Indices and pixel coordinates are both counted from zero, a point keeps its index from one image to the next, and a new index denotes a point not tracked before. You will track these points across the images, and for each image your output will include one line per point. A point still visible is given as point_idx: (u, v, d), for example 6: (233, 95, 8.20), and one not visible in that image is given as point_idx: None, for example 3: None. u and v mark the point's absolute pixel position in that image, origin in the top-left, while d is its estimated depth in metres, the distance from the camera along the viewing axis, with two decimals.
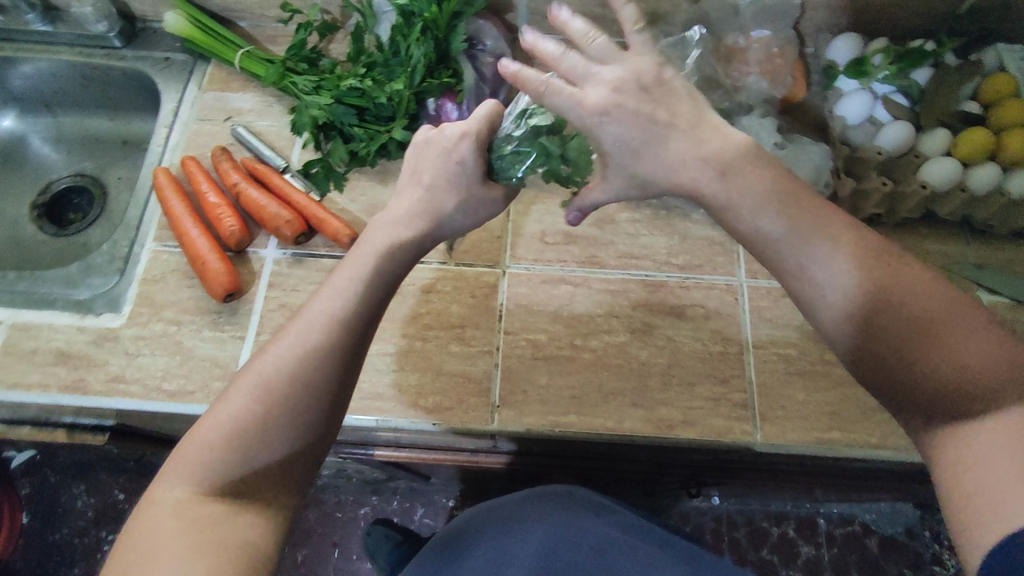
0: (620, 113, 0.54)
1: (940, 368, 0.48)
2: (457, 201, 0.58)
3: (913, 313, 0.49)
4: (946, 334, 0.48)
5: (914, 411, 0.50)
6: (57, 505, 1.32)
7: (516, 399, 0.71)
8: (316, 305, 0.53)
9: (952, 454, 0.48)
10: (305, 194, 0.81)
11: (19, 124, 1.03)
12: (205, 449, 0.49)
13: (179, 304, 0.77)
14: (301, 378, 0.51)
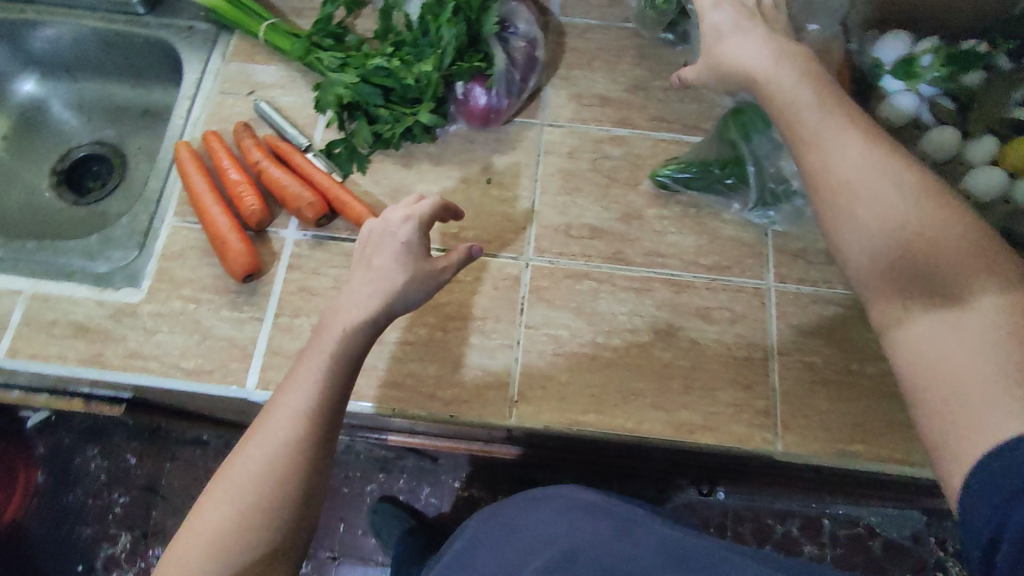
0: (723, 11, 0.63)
1: (917, 246, 0.47)
2: (408, 275, 0.58)
3: (895, 194, 0.48)
4: (925, 213, 0.47)
5: (887, 291, 0.48)
6: (71, 467, 1.34)
7: (535, 394, 0.71)
8: (271, 417, 0.53)
9: (923, 338, 0.45)
10: (327, 174, 0.79)
11: (40, 88, 1.01)
12: (184, 560, 0.49)
13: (198, 282, 0.76)
14: (265, 482, 0.51)
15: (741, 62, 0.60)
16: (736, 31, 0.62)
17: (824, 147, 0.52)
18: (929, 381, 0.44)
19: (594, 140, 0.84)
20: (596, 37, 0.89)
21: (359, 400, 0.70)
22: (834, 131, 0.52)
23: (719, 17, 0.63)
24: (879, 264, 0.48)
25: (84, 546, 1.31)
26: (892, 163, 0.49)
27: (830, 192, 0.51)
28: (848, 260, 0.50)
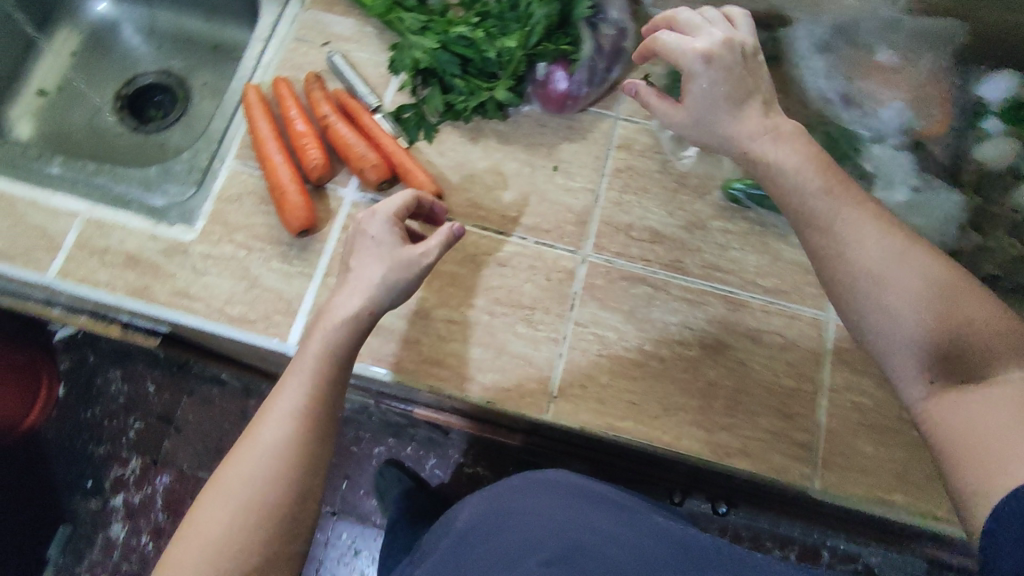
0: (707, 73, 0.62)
1: (942, 324, 0.49)
2: (388, 266, 0.61)
3: (915, 277, 0.51)
4: (944, 292, 0.50)
5: (912, 369, 0.51)
6: (92, 385, 1.31)
7: (576, 393, 0.69)
8: (264, 423, 0.54)
9: (952, 410, 0.48)
10: (394, 139, 0.77)
11: (116, 10, 1.01)
12: (182, 562, 0.48)
13: (251, 229, 0.74)
14: (263, 478, 0.51)
15: (736, 135, 0.63)
16: (731, 102, 0.62)
17: (839, 237, 0.55)
18: (960, 443, 0.46)
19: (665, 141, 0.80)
20: None
21: (398, 371, 0.70)
22: (846, 221, 0.55)
23: (707, 83, 0.62)
24: (901, 345, 0.51)
25: (95, 463, 1.27)
26: (908, 249, 0.53)
27: (842, 277, 0.54)
28: (869, 341, 0.53)
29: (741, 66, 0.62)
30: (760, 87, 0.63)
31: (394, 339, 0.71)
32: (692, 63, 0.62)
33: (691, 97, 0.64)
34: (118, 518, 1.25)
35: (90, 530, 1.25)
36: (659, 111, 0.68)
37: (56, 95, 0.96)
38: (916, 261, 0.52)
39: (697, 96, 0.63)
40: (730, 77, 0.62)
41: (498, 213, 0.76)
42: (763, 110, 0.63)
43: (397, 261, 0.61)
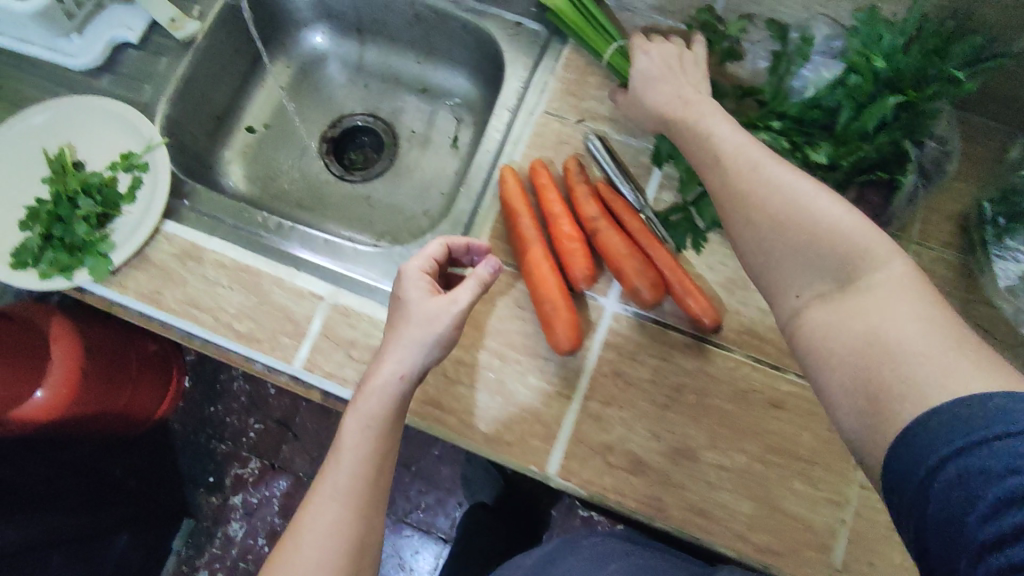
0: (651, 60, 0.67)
1: (812, 236, 0.47)
2: (413, 323, 0.60)
3: (786, 201, 0.49)
4: (811, 205, 0.48)
5: (790, 288, 0.49)
6: (216, 381, 1.62)
7: (862, 569, 0.62)
8: (309, 508, 0.56)
9: (823, 325, 0.46)
10: (662, 248, 0.69)
11: (325, 43, 0.94)
12: None
13: (505, 335, 0.69)
14: (319, 558, 0.54)
15: (655, 106, 0.65)
16: (658, 82, 0.65)
17: (734, 174, 0.53)
18: (827, 360, 0.45)
19: (972, 279, 0.68)
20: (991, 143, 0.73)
21: (662, 518, 0.64)
22: (727, 156, 0.55)
23: (643, 67, 0.67)
24: (781, 268, 0.50)
25: (219, 460, 1.59)
26: (788, 175, 0.51)
27: (727, 211, 0.53)
28: (757, 269, 0.52)
29: (682, 63, 0.66)
30: (694, 79, 0.64)
31: (658, 481, 0.65)
32: (636, 51, 0.68)
33: (633, 76, 0.68)
34: (237, 515, 1.56)
35: (211, 523, 1.56)
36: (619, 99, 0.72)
37: (265, 133, 0.91)
38: (779, 186, 0.50)
39: (637, 76, 0.67)
40: (667, 63, 0.66)
41: (776, 343, 0.68)
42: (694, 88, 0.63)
43: (428, 320, 0.60)
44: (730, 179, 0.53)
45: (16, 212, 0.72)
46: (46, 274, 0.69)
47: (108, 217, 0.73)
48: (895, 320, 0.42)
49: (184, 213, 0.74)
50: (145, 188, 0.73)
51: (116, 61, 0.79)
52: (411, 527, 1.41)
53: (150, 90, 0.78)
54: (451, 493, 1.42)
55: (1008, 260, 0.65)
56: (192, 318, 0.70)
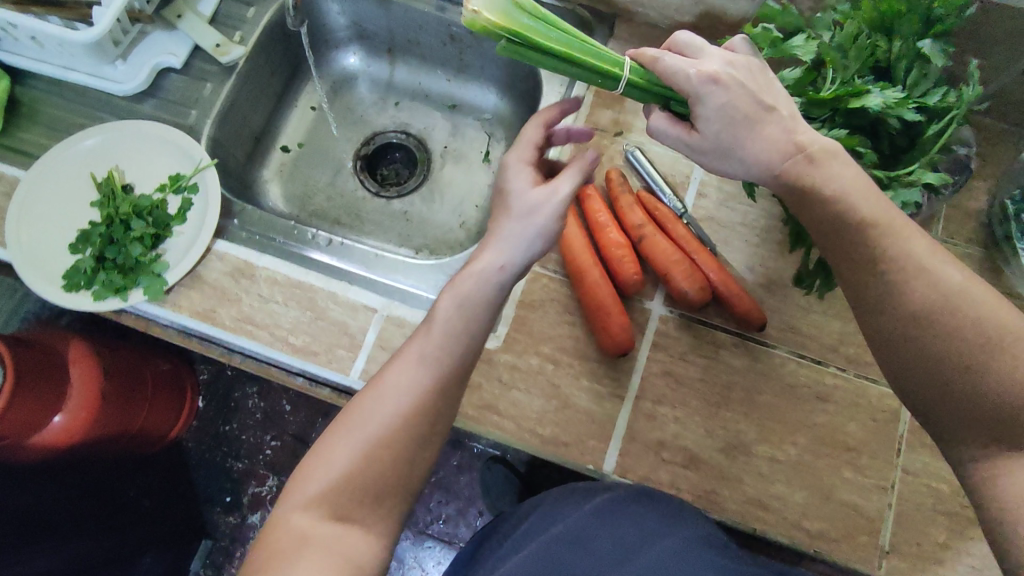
0: (730, 84, 0.54)
1: (1005, 389, 0.47)
2: (514, 214, 0.59)
3: (979, 336, 0.47)
4: (1006, 353, 0.47)
5: (963, 432, 0.49)
6: (230, 399, 1.61)
7: (911, 550, 0.65)
8: (395, 367, 0.56)
9: (1011, 482, 0.47)
10: (707, 253, 0.72)
11: (356, 63, 0.96)
12: (319, 475, 0.53)
13: (557, 340, 0.71)
14: (402, 417, 0.54)
15: (764, 159, 0.54)
16: (746, 125, 0.53)
17: (911, 295, 0.49)
18: (1010, 511, 0.47)
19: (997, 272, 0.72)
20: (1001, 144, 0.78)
21: (718, 510, 0.67)
22: (900, 265, 0.49)
23: (717, 105, 0.54)
24: (959, 407, 0.49)
25: (236, 478, 1.57)
26: (968, 285, 0.49)
27: (894, 333, 0.50)
28: (916, 397, 0.51)
29: (754, 84, 0.54)
30: (778, 104, 0.54)
31: (714, 475, 0.67)
32: (699, 84, 0.54)
33: (718, 117, 0.54)
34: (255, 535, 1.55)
35: (229, 542, 1.55)
36: (682, 141, 0.58)
37: (300, 152, 0.93)
38: (974, 321, 0.47)
39: (711, 117, 0.54)
40: (751, 92, 0.54)
41: (816, 338, 0.71)
42: (789, 124, 0.54)
43: (529, 215, 0.59)
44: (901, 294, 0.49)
45: (66, 235, 0.73)
46: (100, 296, 0.70)
47: (159, 238, 0.74)
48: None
49: (233, 232, 0.76)
50: (196, 209, 0.75)
51: (159, 86, 0.81)
52: (432, 538, 1.42)
53: (195, 113, 0.80)
54: (472, 503, 1.43)
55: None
56: (249, 334, 0.71)
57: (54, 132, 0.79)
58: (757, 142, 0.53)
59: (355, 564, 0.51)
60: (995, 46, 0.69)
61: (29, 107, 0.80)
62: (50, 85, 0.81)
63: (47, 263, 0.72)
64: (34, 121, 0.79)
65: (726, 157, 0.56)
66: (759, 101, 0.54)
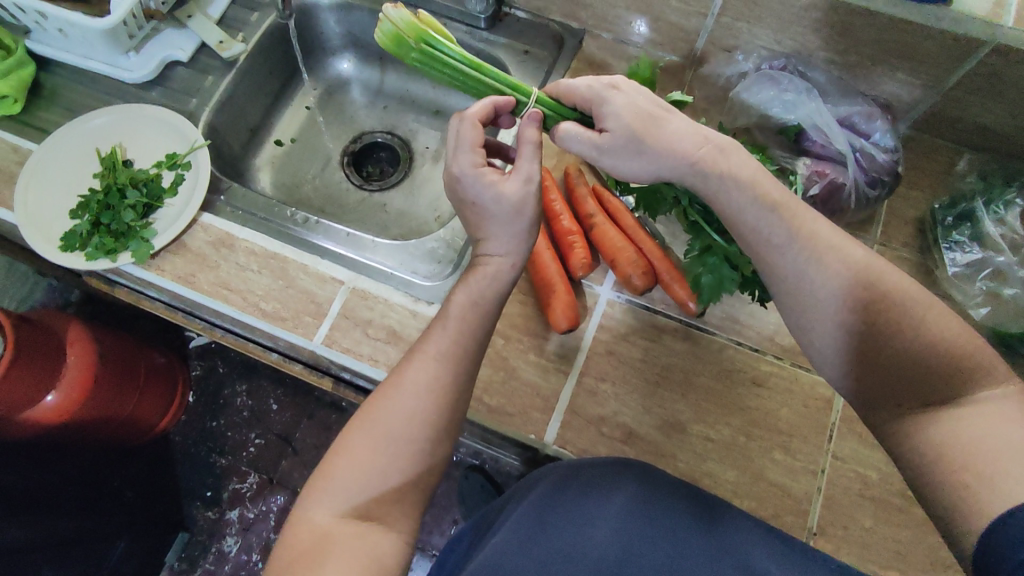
0: (628, 89, 0.61)
1: (909, 345, 0.50)
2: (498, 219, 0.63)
3: (883, 300, 0.52)
4: (908, 315, 0.51)
5: (882, 397, 0.53)
6: (219, 396, 1.63)
7: (837, 532, 0.68)
8: (415, 366, 0.60)
9: (926, 436, 0.49)
10: (654, 241, 0.78)
11: (350, 69, 1.05)
12: (342, 476, 0.56)
13: (509, 317, 0.76)
14: (418, 413, 0.58)
15: (678, 148, 0.58)
16: (652, 119, 0.60)
17: (821, 267, 0.54)
18: (925, 460, 0.49)
19: (929, 273, 0.76)
20: (939, 160, 0.83)
21: None
22: (807, 240, 0.55)
23: (624, 102, 0.60)
24: (876, 371, 0.52)
25: (218, 474, 1.57)
26: (873, 261, 0.54)
27: (812, 304, 0.55)
28: (841, 368, 0.55)
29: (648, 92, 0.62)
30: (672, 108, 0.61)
31: (650, 450, 0.71)
32: (603, 90, 0.61)
33: (626, 112, 0.60)
34: (232, 530, 1.52)
35: (207, 537, 1.52)
36: (596, 140, 0.61)
37: (291, 146, 1.01)
38: (874, 289, 0.52)
39: (620, 113, 0.60)
40: (646, 96, 0.61)
41: (755, 328, 0.75)
42: (688, 122, 0.60)
43: (501, 206, 0.62)
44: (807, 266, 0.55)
45: (68, 202, 0.80)
46: (92, 256, 0.76)
47: (151, 209, 0.80)
48: (997, 440, 0.45)
49: (220, 207, 0.83)
50: (187, 183, 0.82)
51: (167, 76, 0.89)
52: None
53: (196, 101, 0.88)
54: (447, 510, 1.45)
55: (956, 252, 0.74)
56: (224, 298, 0.76)
57: (68, 113, 0.87)
58: (667, 134, 0.59)
59: (379, 558, 0.55)
60: (923, 65, 0.75)
61: (48, 90, 0.88)
62: (70, 72, 0.89)
63: (47, 226, 0.78)
64: (51, 102, 0.87)
65: (644, 149, 0.59)
66: (653, 105, 0.61)
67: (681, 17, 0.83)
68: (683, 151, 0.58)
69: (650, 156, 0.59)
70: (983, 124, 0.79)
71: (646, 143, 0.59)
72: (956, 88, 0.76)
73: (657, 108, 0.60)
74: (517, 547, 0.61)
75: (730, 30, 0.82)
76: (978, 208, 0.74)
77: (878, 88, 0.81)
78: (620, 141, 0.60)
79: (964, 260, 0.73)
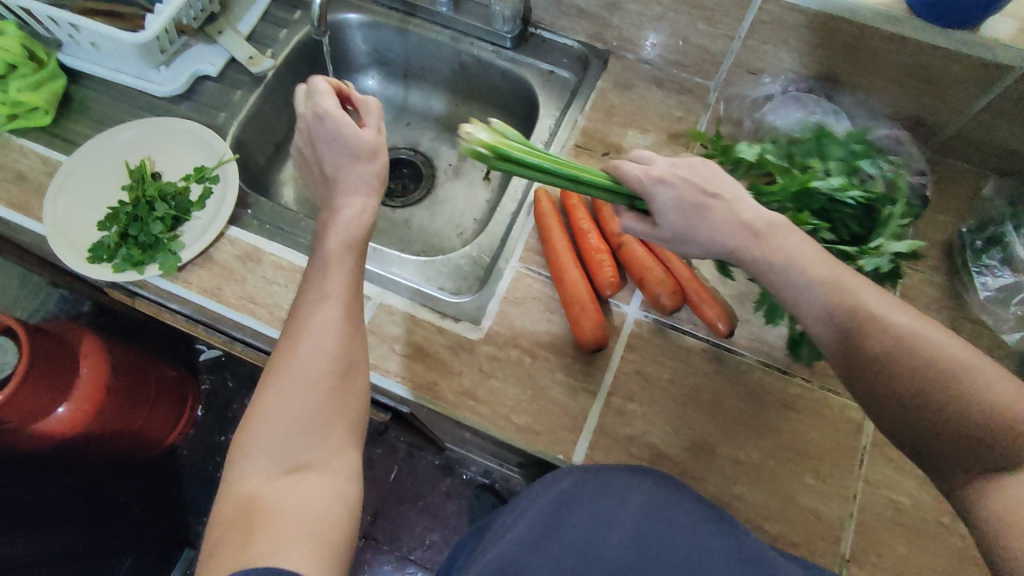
0: (675, 181, 0.58)
1: (962, 414, 0.49)
2: (356, 163, 0.65)
3: (939, 365, 0.50)
4: (959, 380, 0.50)
5: (939, 463, 0.51)
6: (228, 410, 1.61)
7: (869, 559, 0.67)
8: (307, 313, 0.60)
9: (990, 503, 0.49)
10: (685, 264, 0.78)
11: (374, 86, 1.06)
12: (264, 437, 0.55)
13: (536, 335, 0.75)
14: (317, 357, 0.58)
15: (717, 241, 0.57)
16: (699, 212, 0.57)
17: (869, 334, 0.52)
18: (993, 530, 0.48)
19: (958, 297, 0.76)
20: (964, 183, 0.83)
21: None
22: (855, 310, 0.53)
23: (671, 198, 0.58)
24: (938, 436, 0.50)
25: None
26: (920, 322, 0.52)
27: (862, 370, 0.53)
28: (899, 432, 0.53)
29: (700, 175, 0.58)
30: (723, 190, 0.58)
31: (679, 472, 0.70)
32: (649, 183, 0.59)
33: (664, 212, 0.59)
34: None
35: None
36: (652, 232, 0.61)
37: None
38: (925, 354, 0.50)
39: (668, 213, 0.58)
40: (695, 186, 0.57)
41: (782, 349, 0.75)
42: (735, 204, 0.57)
43: (349, 146, 0.64)
44: (863, 328, 0.52)
45: (96, 212, 0.80)
46: (120, 268, 0.76)
47: (178, 221, 0.80)
48: None
49: (246, 220, 0.83)
50: (214, 197, 0.82)
51: (195, 91, 0.90)
52: (415, 564, 1.38)
53: (224, 115, 0.88)
54: (457, 529, 1.42)
55: (987, 276, 0.74)
56: (250, 312, 0.76)
57: (97, 125, 0.87)
58: (711, 228, 0.57)
59: (320, 505, 0.53)
60: (949, 89, 0.76)
61: (78, 102, 0.89)
62: (100, 86, 0.90)
63: (75, 236, 0.78)
64: (81, 114, 0.88)
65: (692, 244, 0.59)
66: (700, 195, 0.57)
67: (708, 39, 0.84)
68: (722, 245, 0.57)
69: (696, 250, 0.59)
70: (1010, 148, 0.79)
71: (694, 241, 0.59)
72: (984, 112, 0.76)
73: (705, 198, 0.57)
74: (530, 546, 0.64)
75: (757, 53, 0.83)
76: (1009, 232, 0.75)
77: (904, 112, 0.82)
78: (670, 237, 0.60)
79: (997, 285, 0.73)
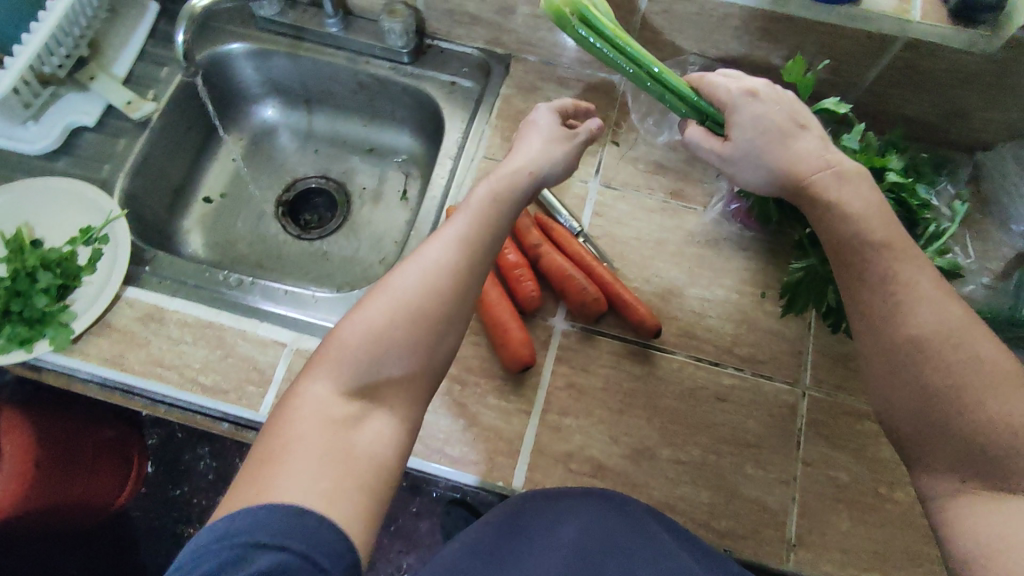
0: (764, 99, 0.61)
1: (968, 421, 0.50)
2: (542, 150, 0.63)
3: (968, 371, 0.51)
4: (974, 389, 0.50)
5: (939, 462, 0.52)
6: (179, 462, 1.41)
7: (815, 540, 0.67)
8: (428, 246, 0.56)
9: (967, 513, 0.50)
10: (608, 268, 0.76)
11: (275, 115, 1.01)
12: (346, 352, 0.51)
13: (463, 360, 0.73)
14: (432, 292, 0.54)
15: (795, 165, 0.59)
16: (783, 136, 0.60)
17: (909, 317, 0.53)
18: (965, 542, 0.50)
19: None
20: None
21: None
22: (903, 287, 0.54)
23: (756, 113, 0.61)
24: (941, 437, 0.51)
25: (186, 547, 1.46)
26: (964, 326, 0.52)
27: (889, 354, 0.54)
28: (908, 427, 0.53)
29: (789, 106, 0.62)
30: (810, 124, 0.61)
31: (621, 481, 0.69)
32: (739, 97, 0.62)
33: (749, 126, 0.61)
34: None
35: None
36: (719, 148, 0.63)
37: (221, 201, 0.97)
38: (952, 357, 0.51)
39: (748, 127, 0.61)
40: (785, 114, 0.61)
41: (712, 342, 0.75)
42: (819, 144, 0.60)
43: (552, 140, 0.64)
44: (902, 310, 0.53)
45: None
46: (5, 348, 0.71)
47: (68, 290, 0.75)
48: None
49: (145, 279, 0.78)
50: (106, 259, 0.77)
51: (74, 144, 0.84)
52: None
53: (108, 168, 0.83)
54: (433, 549, 1.38)
55: None
56: (158, 377, 0.71)
57: None
58: (786, 146, 0.60)
59: (380, 450, 0.49)
60: (842, 64, 0.76)
61: None
62: None
63: None
64: None
65: (759, 160, 0.61)
66: (781, 121, 0.60)
67: None
68: (789, 168, 0.59)
69: (760, 173, 0.61)
70: (907, 114, 0.81)
71: (763, 157, 0.60)
72: (878, 82, 0.77)
73: (783, 121, 0.60)
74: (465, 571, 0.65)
75: (654, 43, 0.82)
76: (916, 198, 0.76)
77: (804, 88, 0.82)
78: (738, 156, 0.62)
79: None
